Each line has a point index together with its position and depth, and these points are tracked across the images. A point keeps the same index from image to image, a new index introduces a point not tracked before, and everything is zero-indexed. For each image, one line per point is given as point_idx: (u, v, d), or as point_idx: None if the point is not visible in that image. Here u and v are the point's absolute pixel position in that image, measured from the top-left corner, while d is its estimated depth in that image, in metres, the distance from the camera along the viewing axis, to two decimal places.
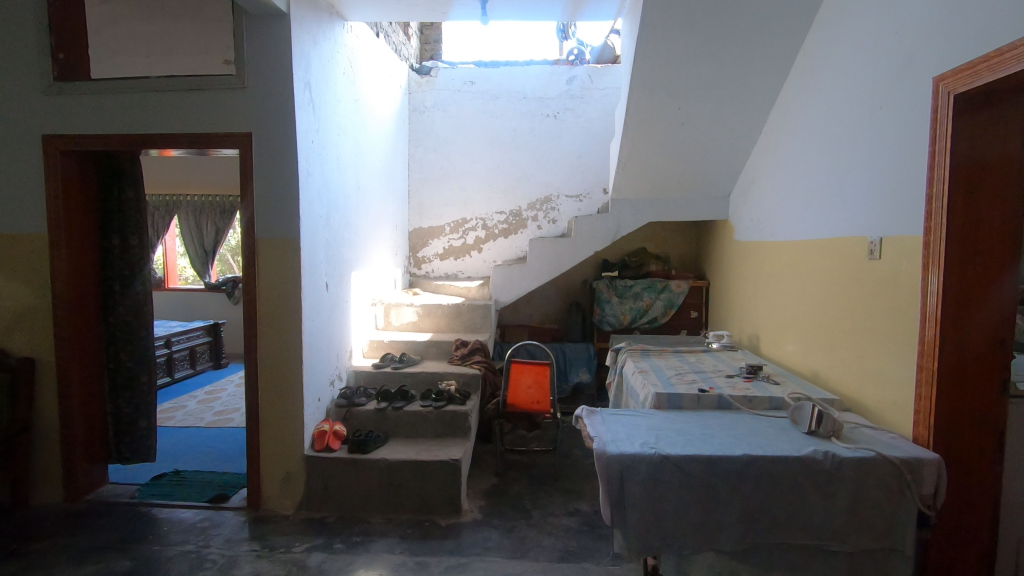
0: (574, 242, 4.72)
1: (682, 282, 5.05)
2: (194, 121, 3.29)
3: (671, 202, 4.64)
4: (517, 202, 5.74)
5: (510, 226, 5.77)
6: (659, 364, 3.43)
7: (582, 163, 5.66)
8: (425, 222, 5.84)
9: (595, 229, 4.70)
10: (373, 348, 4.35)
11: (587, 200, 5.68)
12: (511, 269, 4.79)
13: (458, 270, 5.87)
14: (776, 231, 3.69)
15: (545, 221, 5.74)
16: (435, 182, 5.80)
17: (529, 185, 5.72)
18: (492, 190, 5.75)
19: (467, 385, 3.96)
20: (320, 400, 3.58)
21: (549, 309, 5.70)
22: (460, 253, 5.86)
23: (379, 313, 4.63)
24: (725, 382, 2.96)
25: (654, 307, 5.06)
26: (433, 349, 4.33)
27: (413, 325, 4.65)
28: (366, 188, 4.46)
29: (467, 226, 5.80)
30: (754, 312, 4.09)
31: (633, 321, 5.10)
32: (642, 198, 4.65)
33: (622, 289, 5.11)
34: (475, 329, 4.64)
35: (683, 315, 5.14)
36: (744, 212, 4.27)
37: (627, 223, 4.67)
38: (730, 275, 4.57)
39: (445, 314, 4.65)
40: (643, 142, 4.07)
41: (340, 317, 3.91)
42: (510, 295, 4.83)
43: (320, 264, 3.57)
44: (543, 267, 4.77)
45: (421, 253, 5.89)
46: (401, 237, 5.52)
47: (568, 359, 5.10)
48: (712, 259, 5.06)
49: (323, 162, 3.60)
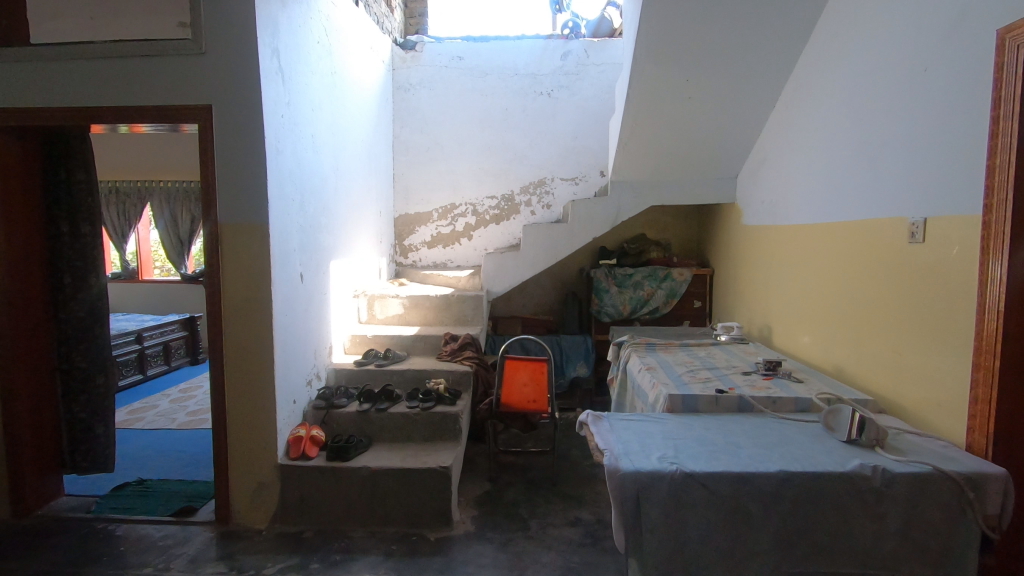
0: (571, 228, 4.40)
1: (685, 270, 4.78)
2: (147, 93, 2.92)
3: (674, 184, 4.34)
4: (509, 186, 5.42)
5: (502, 211, 5.45)
6: (667, 360, 3.13)
7: (577, 144, 5.33)
8: (411, 208, 5.49)
9: (593, 213, 4.38)
10: (356, 344, 4.03)
11: (583, 183, 5.36)
12: (504, 257, 4.46)
13: (447, 259, 5.54)
14: (793, 214, 3.40)
15: (539, 205, 5.43)
16: (422, 165, 5.44)
17: (521, 169, 5.39)
18: (482, 174, 5.42)
19: (457, 383, 3.65)
20: (296, 402, 3.25)
21: (543, 300, 5.39)
22: (448, 241, 5.52)
23: (362, 305, 4.29)
24: (742, 380, 2.68)
25: (656, 297, 4.78)
26: (421, 344, 4.01)
27: (399, 318, 4.32)
28: (346, 170, 4.12)
29: (456, 211, 5.47)
30: (764, 300, 3.81)
31: (633, 311, 4.81)
32: (644, 181, 4.34)
33: (621, 278, 4.82)
34: (466, 323, 4.32)
35: (686, 305, 4.86)
36: (754, 194, 3.98)
37: (628, 208, 4.36)
38: (737, 261, 4.29)
39: (433, 307, 4.32)
40: (646, 119, 3.75)
41: (318, 310, 3.58)
42: (503, 285, 4.50)
43: (293, 253, 3.24)
44: (538, 255, 4.45)
45: (407, 240, 5.54)
46: (385, 224, 5.17)
47: (565, 352, 4.82)
48: (715, 244, 4.77)
49: (296, 138, 3.26)
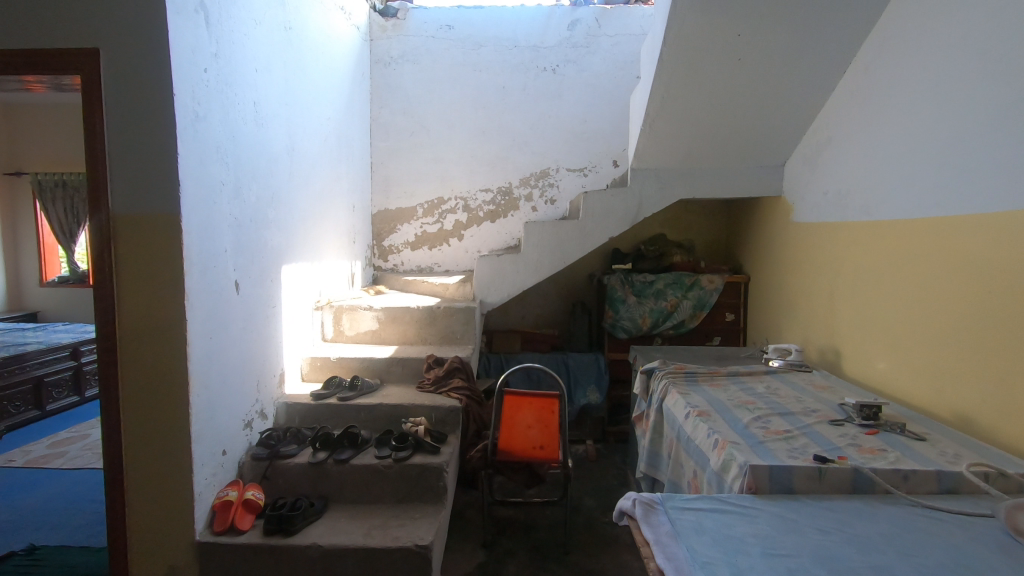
0: (583, 227, 3.62)
1: (716, 276, 4.02)
2: (11, 32, 2.11)
3: (707, 174, 3.59)
4: (506, 178, 4.65)
5: (499, 207, 4.68)
6: (719, 399, 2.37)
7: (587, 129, 4.57)
8: (392, 203, 4.70)
9: (610, 208, 3.60)
10: (316, 368, 3.22)
11: (593, 174, 4.60)
12: (501, 261, 3.67)
13: (434, 263, 4.75)
14: (875, 207, 2.65)
15: (541, 200, 4.66)
16: (405, 153, 4.66)
17: (521, 158, 4.63)
18: (475, 163, 4.64)
19: (442, 422, 2.86)
20: (226, 454, 2.45)
21: (546, 311, 4.61)
22: (435, 241, 4.73)
23: (327, 319, 3.53)
24: (838, 436, 1.91)
25: (682, 309, 4.02)
26: (398, 369, 3.21)
27: (373, 335, 3.56)
28: (306, 151, 3.33)
29: (444, 207, 4.69)
30: (824, 315, 3.06)
31: (655, 325, 4.04)
32: (671, 169, 3.58)
33: (640, 286, 4.06)
34: (454, 341, 3.52)
35: (716, 318, 4.10)
36: (810, 184, 3.23)
37: (652, 203, 3.60)
38: (784, 265, 3.54)
39: (415, 321, 3.53)
40: (682, 87, 2.99)
41: (263, 328, 2.78)
42: (499, 295, 3.71)
43: (225, 253, 2.44)
44: (542, 259, 3.66)
45: (387, 241, 4.74)
46: (360, 221, 4.37)
47: (573, 374, 4.06)
48: (752, 245, 4.02)
49: (229, 103, 2.47)
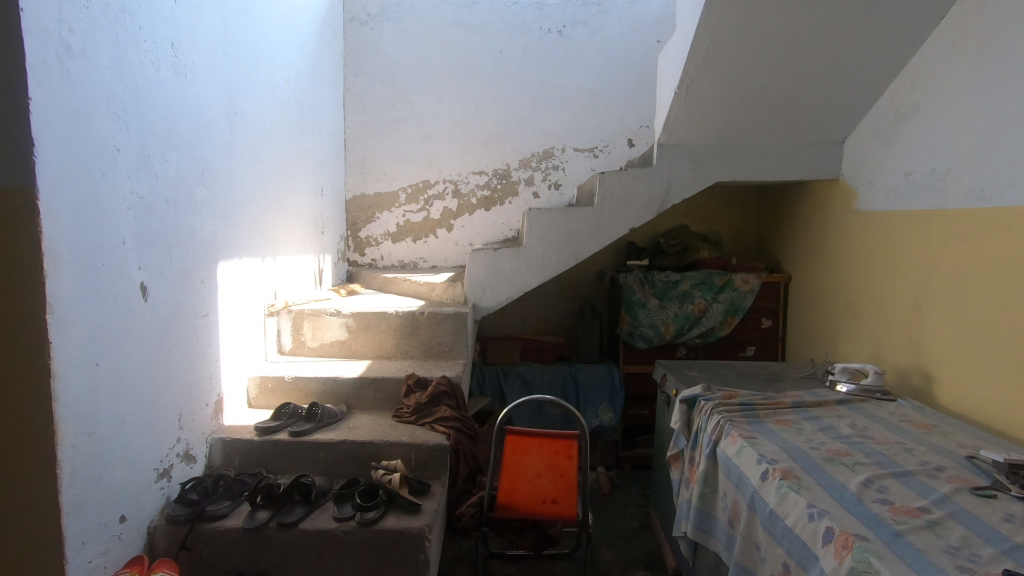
0: (598, 215, 2.97)
1: (751, 275, 3.42)
2: None
3: (750, 152, 2.96)
4: (504, 159, 3.99)
5: (494, 192, 4.02)
6: (799, 447, 1.75)
7: (598, 103, 3.92)
8: (369, 187, 4.02)
9: (633, 192, 2.96)
10: (266, 391, 2.57)
11: (605, 155, 3.96)
12: (498, 256, 3.00)
13: (419, 257, 4.08)
14: (987, 190, 2.02)
15: (544, 185, 4.01)
16: (385, 128, 3.98)
17: (521, 137, 3.97)
18: (468, 141, 3.98)
19: (426, 464, 2.22)
20: (125, 524, 1.78)
21: (549, 315, 3.97)
22: (420, 233, 4.06)
23: (283, 327, 2.89)
24: (1005, 522, 1.31)
25: (713, 314, 3.42)
26: (369, 393, 2.55)
27: (341, 346, 2.91)
28: (255, 119, 2.65)
29: (431, 192, 4.02)
30: (901, 327, 2.46)
31: (679, 333, 3.43)
32: (706, 145, 2.94)
33: (662, 288, 3.45)
34: (441, 354, 2.87)
35: (750, 324, 3.50)
36: (882, 163, 2.60)
37: (682, 187, 2.96)
38: (839, 264, 2.93)
39: (391, 329, 2.88)
40: (734, 36, 2.33)
41: (188, 345, 2.11)
42: (496, 298, 3.04)
43: (124, 246, 1.78)
44: (548, 255, 3.00)
45: (363, 231, 4.06)
46: (329, 208, 3.69)
47: (583, 391, 3.48)
48: (793, 239, 3.41)
49: (128, 40, 1.79)
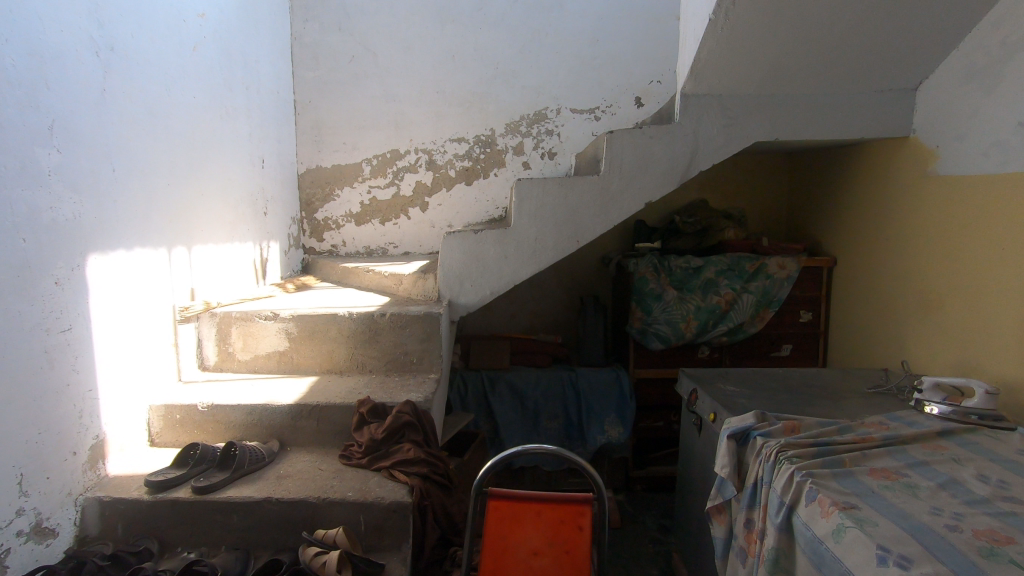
0: (605, 186, 2.34)
1: (788, 259, 2.84)
2: None
3: (798, 103, 2.32)
4: (487, 123, 3.33)
5: (476, 163, 3.37)
6: (929, 527, 1.16)
7: (599, 54, 3.26)
8: (326, 158, 3.35)
9: (650, 157, 2.33)
10: (173, 424, 1.95)
11: (607, 117, 3.31)
12: (480, 240, 2.37)
13: (388, 242, 3.43)
14: None
15: (536, 154, 3.36)
16: (342, 86, 3.30)
17: (508, 95, 3.30)
18: (444, 101, 3.31)
19: (381, 529, 1.62)
20: None
21: (543, 309, 3.36)
22: (389, 212, 3.41)
23: (205, 336, 2.26)
24: None
25: (742, 307, 2.82)
26: (309, 424, 1.93)
27: (280, 358, 2.28)
28: (149, 61, 1.98)
29: (400, 163, 3.36)
30: (1009, 328, 1.87)
31: (702, 331, 2.83)
32: (742, 95, 2.31)
33: (681, 276, 2.85)
34: (407, 367, 2.25)
35: (785, 318, 2.91)
36: (978, 112, 1.99)
37: (711, 149, 2.34)
38: (908, 244, 2.33)
39: (343, 336, 2.25)
40: None
41: (31, 378, 1.47)
42: (477, 294, 2.41)
43: None
44: (543, 238, 2.37)
45: (320, 212, 3.39)
46: (274, 184, 3.02)
47: (587, 402, 2.90)
48: (840, 214, 2.81)
49: None
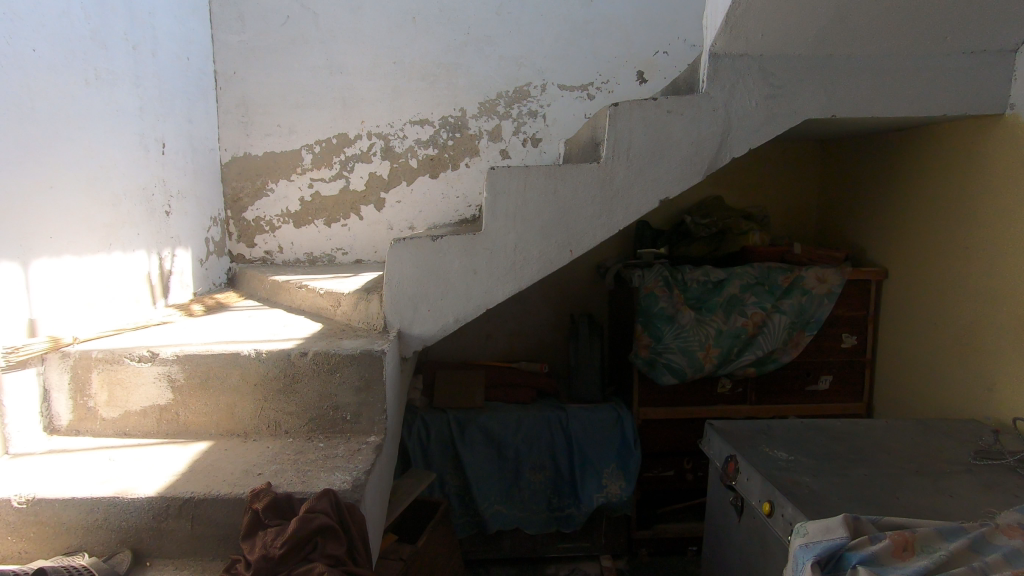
0: (608, 178, 1.75)
1: (830, 270, 2.27)
2: None
3: (864, 66, 1.74)
4: (456, 101, 2.71)
5: (443, 151, 2.75)
6: None
7: (593, 17, 2.67)
8: (257, 144, 2.71)
9: (668, 138, 1.74)
10: None
11: (602, 95, 2.72)
12: (439, 249, 1.76)
13: (335, 247, 2.80)
14: None
15: (516, 140, 2.76)
16: (276, 54, 2.65)
17: (482, 67, 2.69)
18: (403, 73, 2.69)
19: None
20: None
21: (525, 329, 2.77)
22: (336, 211, 2.77)
23: (53, 385, 1.62)
24: None
25: (774, 331, 2.26)
26: (179, 527, 1.31)
27: (160, 416, 1.64)
28: None
29: (349, 151, 2.73)
30: None
31: (723, 362, 2.26)
32: (791, 56, 1.73)
33: (698, 292, 2.28)
34: (337, 427, 1.63)
35: (825, 343, 2.35)
36: None
37: (748, 129, 1.75)
38: (998, 256, 1.78)
39: (248, 384, 1.62)
40: None
41: None
42: (436, 321, 1.80)
43: None
44: (524, 246, 1.77)
45: (250, 211, 2.75)
46: (181, 175, 2.36)
47: (580, 450, 2.33)
48: (896, 215, 2.26)
49: None
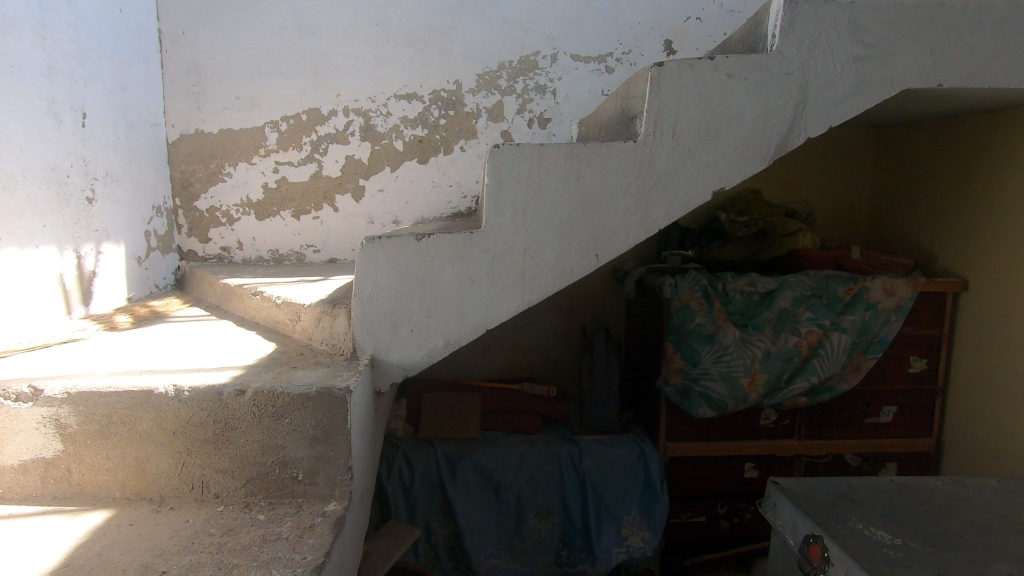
0: (647, 161, 1.34)
1: (900, 280, 1.87)
2: None
3: (982, 22, 1.34)
4: (450, 72, 2.29)
5: (434, 132, 2.33)
6: None
7: None
8: (211, 120, 2.27)
9: (727, 111, 1.33)
10: None
11: (622, 68, 2.31)
12: (426, 252, 1.35)
13: (305, 244, 2.37)
14: None
15: (520, 120, 2.34)
16: (235, 12, 2.22)
17: (481, 32, 2.27)
18: (387, 37, 2.26)
19: None
20: None
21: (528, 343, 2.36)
22: (306, 201, 2.35)
23: None
24: None
25: (832, 354, 1.87)
26: None
27: (44, 473, 1.22)
28: None
29: (322, 130, 2.30)
30: None
31: (772, 391, 1.86)
32: (891, 6, 1.32)
33: (742, 306, 1.89)
34: (285, 491, 1.21)
35: (890, 367, 1.96)
36: None
37: (829, 100, 1.35)
38: None
39: (164, 433, 1.21)
40: None
41: None
42: (421, 345, 1.39)
43: None
44: (537, 249, 1.35)
45: (203, 199, 2.32)
46: (110, 154, 1.92)
47: (595, 493, 1.94)
48: (980, 214, 1.88)
49: None
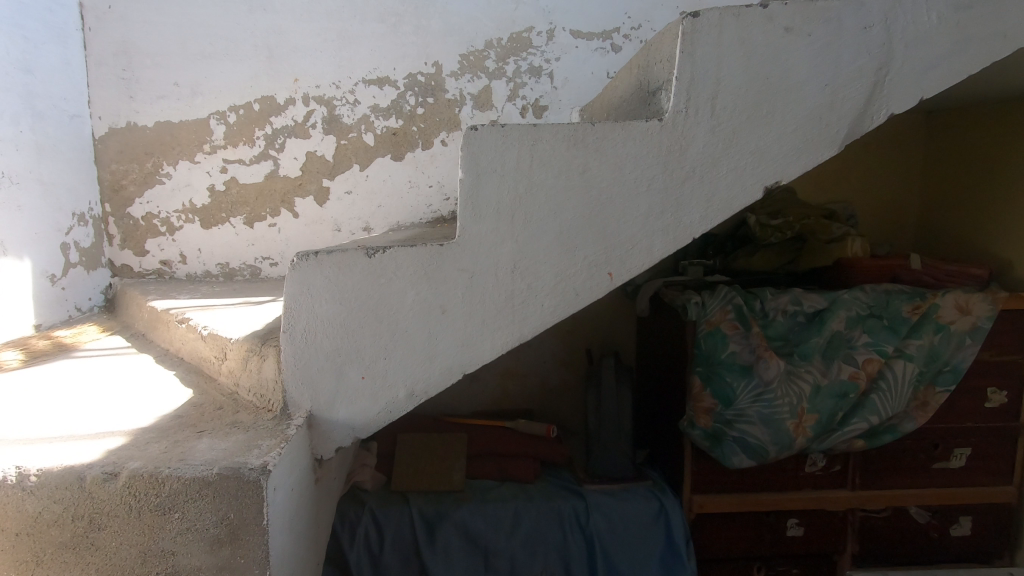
0: (677, 147, 0.99)
1: (976, 296, 1.53)
2: None
3: None
4: (429, 52, 1.94)
5: (410, 123, 1.98)
6: None
7: None
8: (145, 111, 1.92)
9: (785, 79, 0.98)
10: None
11: (630, 46, 1.96)
12: (379, 274, 0.99)
13: (260, 256, 2.02)
14: None
15: (511, 108, 1.99)
16: None
17: (464, 5, 1.92)
18: (352, 11, 1.91)
19: None
20: None
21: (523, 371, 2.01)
22: (261, 205, 1.99)
23: None
24: None
25: (896, 388, 1.52)
26: None
27: None
28: None
29: (278, 122, 1.95)
30: None
31: (822, 434, 1.52)
32: None
33: (784, 329, 1.54)
34: None
35: (963, 401, 1.60)
36: None
37: (922, 65, 1.00)
38: None
39: (3, 534, 0.86)
40: None
41: None
42: (376, 397, 1.04)
43: None
44: (529, 267, 1.00)
45: (137, 205, 1.97)
46: (9, 151, 1.56)
47: (605, 560, 1.58)
48: None
49: None
